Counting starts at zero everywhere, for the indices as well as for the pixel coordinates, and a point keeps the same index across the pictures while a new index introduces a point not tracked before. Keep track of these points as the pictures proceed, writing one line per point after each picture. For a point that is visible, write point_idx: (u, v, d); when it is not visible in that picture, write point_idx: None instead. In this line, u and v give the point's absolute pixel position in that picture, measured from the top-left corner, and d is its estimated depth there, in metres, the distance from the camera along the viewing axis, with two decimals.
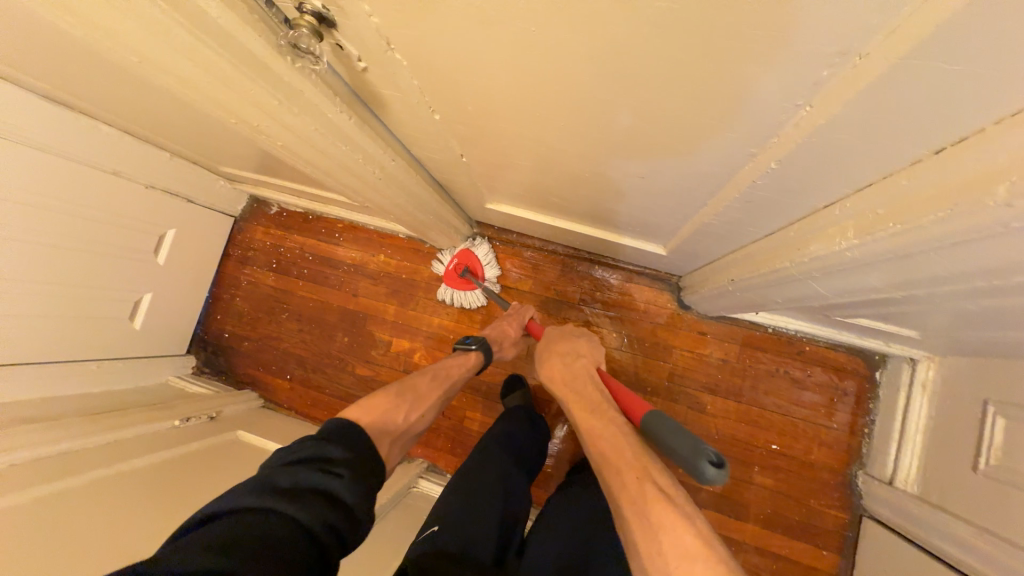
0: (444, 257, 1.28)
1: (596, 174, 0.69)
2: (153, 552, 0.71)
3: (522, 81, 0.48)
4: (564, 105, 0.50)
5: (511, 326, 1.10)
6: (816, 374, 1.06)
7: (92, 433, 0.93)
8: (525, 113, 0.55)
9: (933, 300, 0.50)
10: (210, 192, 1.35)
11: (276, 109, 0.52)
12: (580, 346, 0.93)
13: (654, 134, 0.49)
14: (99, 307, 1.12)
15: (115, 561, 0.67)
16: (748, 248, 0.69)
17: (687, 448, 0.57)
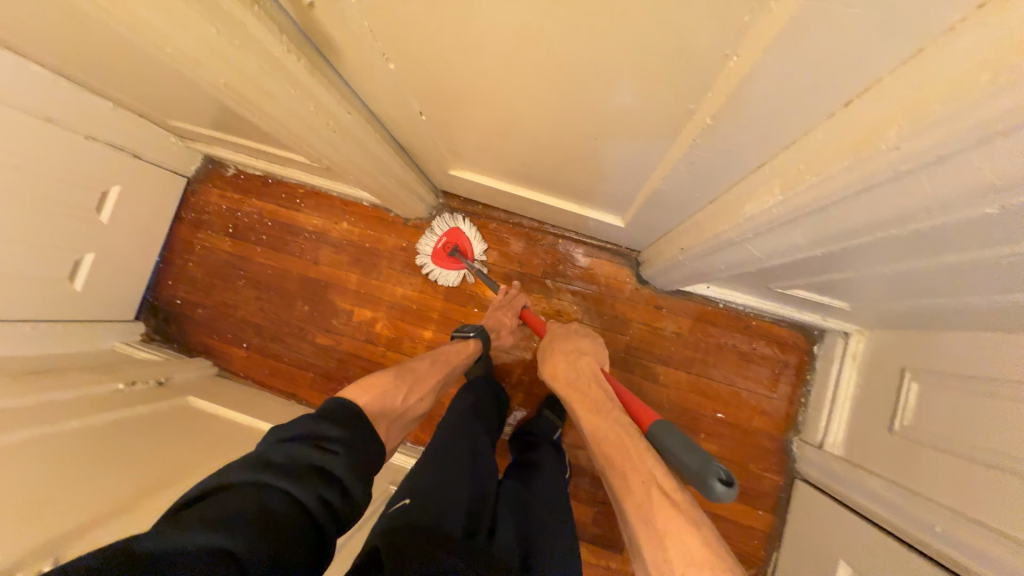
0: (433, 233, 1.24)
1: (553, 138, 0.69)
2: (122, 497, 0.70)
3: (474, 29, 0.47)
4: (515, 58, 0.50)
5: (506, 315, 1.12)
6: (761, 347, 1.13)
7: (27, 392, 0.88)
8: (480, 68, 0.55)
9: (854, 259, 0.54)
10: (160, 149, 1.28)
11: (218, 42, 0.50)
12: (585, 345, 0.94)
13: (602, 91, 0.51)
14: (36, 265, 1.05)
15: (70, 506, 0.65)
16: (697, 217, 0.72)
17: (695, 463, 0.61)
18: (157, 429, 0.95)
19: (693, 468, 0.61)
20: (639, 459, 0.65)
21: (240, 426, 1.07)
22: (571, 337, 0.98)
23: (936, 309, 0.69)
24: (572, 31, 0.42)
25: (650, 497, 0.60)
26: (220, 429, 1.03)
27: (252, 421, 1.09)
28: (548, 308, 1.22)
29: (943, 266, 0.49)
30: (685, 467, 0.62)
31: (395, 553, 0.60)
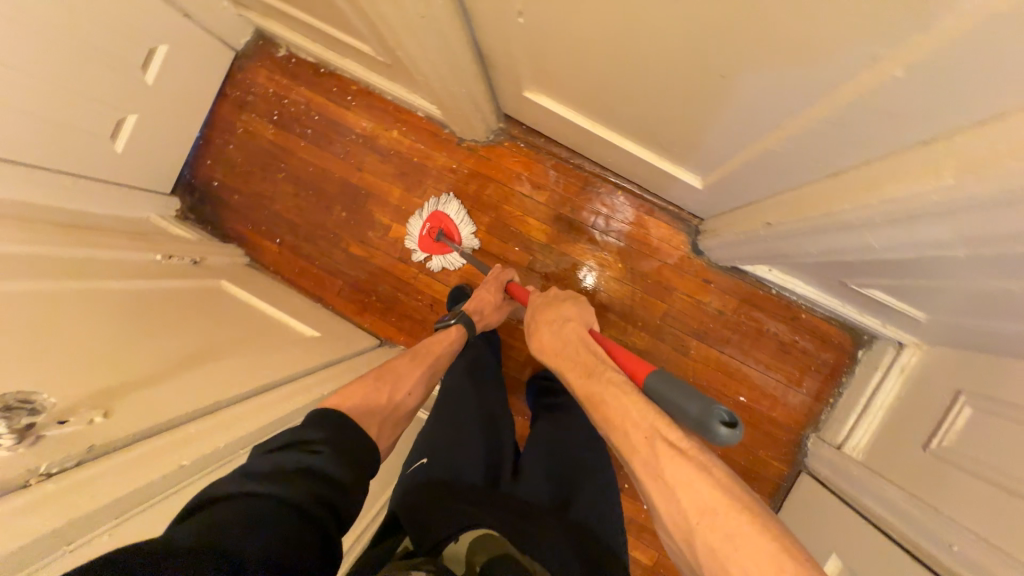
0: (415, 226, 1.23)
1: (671, 70, 0.61)
2: (156, 368, 0.70)
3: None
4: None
5: (489, 294, 1.08)
6: (803, 342, 1.09)
7: (68, 245, 0.87)
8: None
9: (989, 269, 0.48)
10: (210, 12, 1.18)
11: None
12: (568, 312, 0.87)
13: (772, 16, 0.42)
14: (75, 117, 1.00)
15: (111, 367, 0.65)
16: (803, 191, 0.64)
17: (697, 410, 0.58)
18: (183, 306, 0.93)
19: (693, 416, 0.58)
20: (641, 415, 0.60)
21: (271, 319, 1.08)
22: (554, 305, 0.92)
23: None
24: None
25: (654, 449, 0.55)
26: (253, 317, 1.03)
27: (282, 317, 1.10)
28: (592, 261, 1.17)
29: None
30: (685, 415, 0.59)
31: (427, 510, 0.73)
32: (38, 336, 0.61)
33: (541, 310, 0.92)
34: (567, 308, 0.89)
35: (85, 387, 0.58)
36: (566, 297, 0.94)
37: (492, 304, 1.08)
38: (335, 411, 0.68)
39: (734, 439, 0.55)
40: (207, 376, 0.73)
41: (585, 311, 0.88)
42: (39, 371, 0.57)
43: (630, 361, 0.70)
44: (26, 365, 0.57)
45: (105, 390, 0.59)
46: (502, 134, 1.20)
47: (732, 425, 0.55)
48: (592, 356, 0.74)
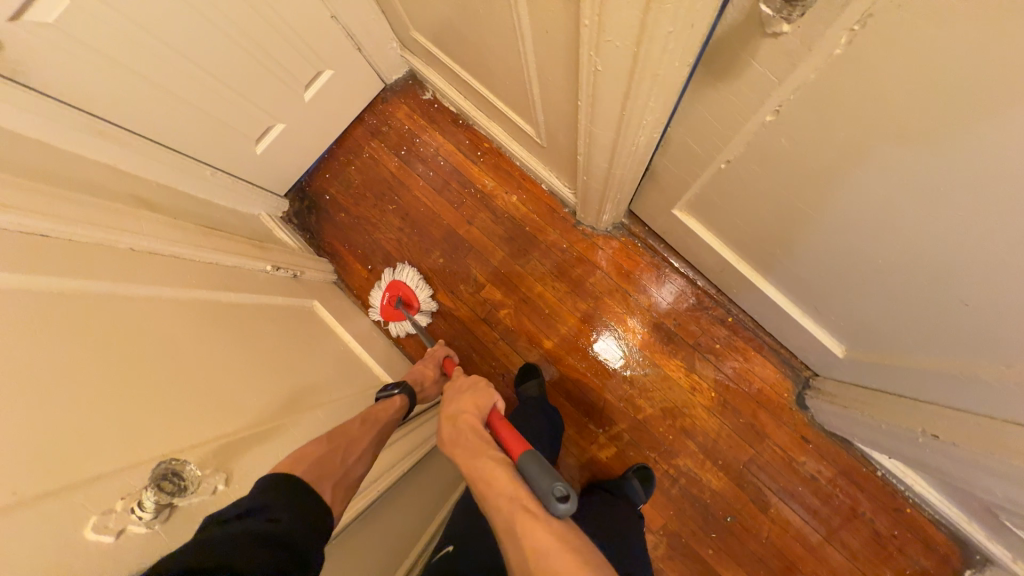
0: (373, 297, 1.27)
1: (892, 266, 0.57)
2: (262, 404, 0.67)
3: (994, 157, 0.36)
4: (1010, 212, 0.39)
5: (427, 367, 1.03)
6: (902, 539, 0.98)
7: (201, 245, 0.88)
8: (915, 172, 0.43)
9: None
10: (379, 49, 1.24)
11: (646, 40, 0.42)
12: (464, 402, 0.76)
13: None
14: (233, 117, 1.04)
15: (229, 399, 0.62)
16: (1008, 430, 0.58)
17: (542, 484, 0.57)
18: (278, 325, 0.91)
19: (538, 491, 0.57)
20: None
21: (352, 354, 1.06)
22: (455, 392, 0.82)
23: None
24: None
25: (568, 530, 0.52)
26: (338, 350, 1.01)
27: (361, 354, 1.08)
28: (684, 380, 1.12)
29: None
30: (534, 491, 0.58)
31: None
32: (165, 359, 0.59)
33: (443, 404, 0.80)
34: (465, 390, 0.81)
35: (205, 431, 0.54)
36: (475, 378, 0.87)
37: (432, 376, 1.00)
38: (283, 471, 0.53)
39: (569, 509, 0.54)
40: (305, 431, 0.69)
41: (480, 393, 0.76)
42: (178, 394, 0.56)
43: (510, 439, 0.67)
44: (167, 387, 0.55)
45: (223, 436, 0.56)
46: (621, 228, 1.19)
47: (565, 498, 0.55)
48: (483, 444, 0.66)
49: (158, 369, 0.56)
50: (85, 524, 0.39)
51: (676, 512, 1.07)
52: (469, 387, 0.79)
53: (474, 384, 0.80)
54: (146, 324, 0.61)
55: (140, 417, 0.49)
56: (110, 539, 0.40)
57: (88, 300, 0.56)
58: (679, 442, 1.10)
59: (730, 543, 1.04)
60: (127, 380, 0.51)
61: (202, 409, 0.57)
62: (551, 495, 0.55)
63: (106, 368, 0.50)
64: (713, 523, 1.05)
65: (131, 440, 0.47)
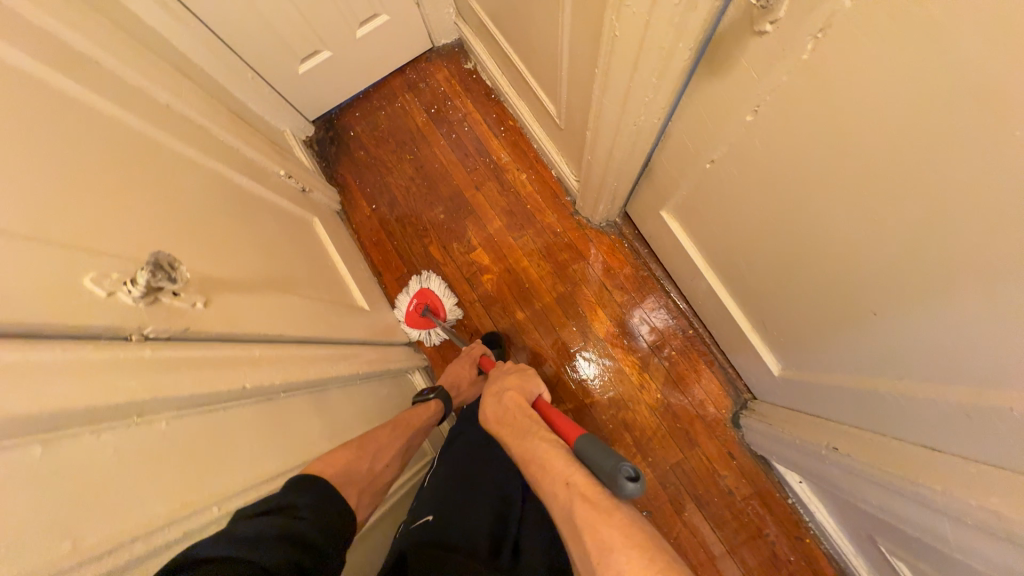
0: (400, 304, 1.28)
1: (824, 278, 0.65)
2: (247, 270, 0.72)
3: (904, 169, 0.44)
4: (912, 223, 0.47)
5: (463, 370, 1.10)
6: (796, 567, 1.04)
7: (227, 129, 0.94)
8: (850, 183, 0.51)
9: None
10: (436, 12, 1.33)
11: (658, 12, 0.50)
12: (510, 383, 0.83)
13: (962, 310, 0.46)
14: (286, 29, 1.11)
15: (221, 252, 0.68)
16: (891, 445, 0.65)
17: (606, 465, 0.55)
18: (278, 222, 0.96)
19: (604, 471, 0.54)
20: None
21: (337, 273, 1.11)
22: (502, 376, 0.87)
23: None
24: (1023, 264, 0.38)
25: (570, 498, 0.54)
26: (325, 264, 1.07)
27: (346, 276, 1.13)
28: (636, 377, 1.19)
29: None
30: (598, 473, 0.55)
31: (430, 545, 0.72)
32: (174, 197, 0.64)
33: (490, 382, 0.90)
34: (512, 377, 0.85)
35: (194, 262, 0.60)
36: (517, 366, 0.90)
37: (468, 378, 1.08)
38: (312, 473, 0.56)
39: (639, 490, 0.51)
40: (281, 307, 0.74)
41: (526, 379, 0.83)
42: (180, 226, 0.61)
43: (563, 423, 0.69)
44: (173, 217, 0.61)
45: (208, 274, 0.61)
46: (613, 227, 1.27)
47: (636, 478, 0.52)
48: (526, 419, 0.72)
49: (167, 201, 0.62)
50: (84, 275, 0.43)
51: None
52: (514, 371, 0.88)
53: (518, 370, 0.88)
54: (163, 165, 0.66)
55: (144, 225, 0.55)
56: (102, 294, 0.44)
57: (121, 127, 0.62)
58: (617, 433, 1.16)
59: None
60: (140, 196, 0.57)
61: (197, 247, 0.62)
62: (620, 475, 0.52)
63: (124, 179, 0.56)
64: None
65: (132, 238, 0.52)
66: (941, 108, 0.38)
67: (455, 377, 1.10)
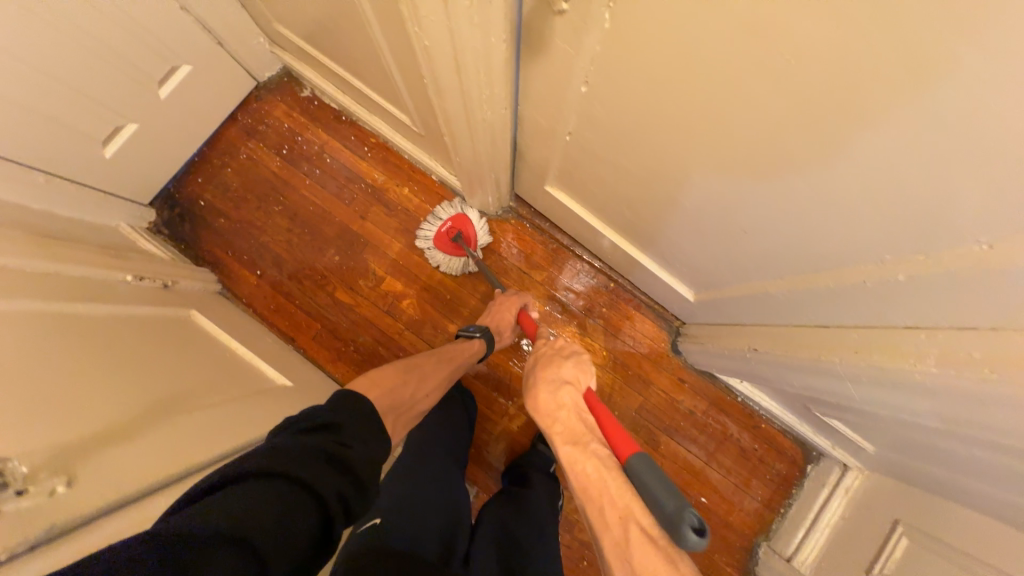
0: (435, 220, 1.22)
1: (696, 210, 0.69)
2: (123, 414, 0.62)
3: (729, 106, 0.47)
4: (749, 147, 0.51)
5: (506, 312, 1.08)
6: (761, 451, 1.17)
7: (33, 254, 0.78)
8: (693, 127, 0.54)
9: (933, 431, 0.60)
10: (244, 44, 1.19)
11: (462, 26, 0.47)
12: (568, 372, 0.77)
13: (808, 208, 0.52)
14: (71, 117, 0.93)
15: (82, 407, 0.58)
16: (793, 332, 0.74)
17: (670, 507, 0.56)
18: (144, 334, 0.83)
19: (665, 515, 0.55)
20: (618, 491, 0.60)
21: (242, 361, 1.00)
22: (556, 359, 0.80)
23: (948, 485, 0.75)
24: (843, 163, 0.44)
25: (628, 533, 0.56)
26: (224, 358, 0.96)
27: (253, 360, 1.02)
28: (579, 344, 1.22)
29: (1014, 474, 0.54)
30: (659, 509, 0.56)
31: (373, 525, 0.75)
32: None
33: (544, 359, 0.81)
34: (569, 365, 0.78)
35: (34, 436, 0.49)
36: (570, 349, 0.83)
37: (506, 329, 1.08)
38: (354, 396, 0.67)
39: (695, 549, 0.53)
40: (177, 435, 0.65)
41: (585, 369, 0.77)
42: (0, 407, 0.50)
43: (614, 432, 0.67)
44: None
45: (61, 441, 0.51)
46: (510, 211, 1.27)
47: (699, 536, 0.54)
48: (582, 426, 0.69)
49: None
50: None
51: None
52: (570, 355, 0.81)
53: (576, 354, 0.81)
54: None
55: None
56: None
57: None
58: None
59: None
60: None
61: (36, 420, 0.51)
62: (685, 525, 0.54)
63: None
64: None
65: None
66: (742, 48, 0.40)
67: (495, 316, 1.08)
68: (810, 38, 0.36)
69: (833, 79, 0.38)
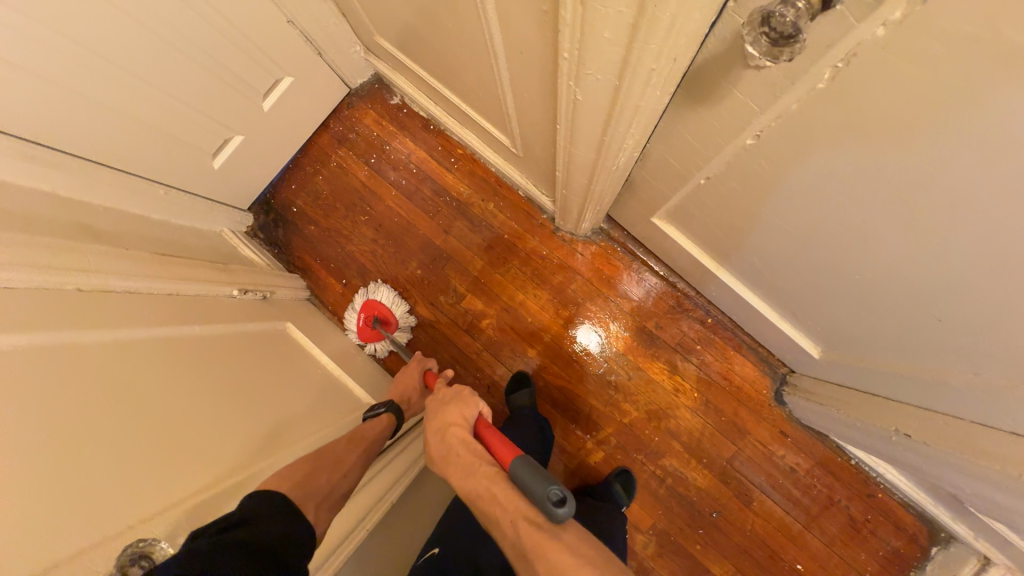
0: (349, 316, 1.23)
1: (870, 280, 0.58)
2: (222, 465, 0.63)
3: (984, 196, 0.36)
4: (994, 242, 0.39)
5: (411, 379, 1.03)
6: (874, 524, 1.03)
7: (157, 275, 0.82)
8: (909, 204, 0.43)
9: None
10: (343, 55, 1.18)
11: (628, 89, 0.40)
12: (450, 417, 0.73)
13: None
14: (185, 132, 0.97)
15: (185, 460, 0.59)
16: (974, 431, 0.62)
17: (536, 491, 0.56)
18: (250, 354, 0.86)
19: (533, 497, 0.56)
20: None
21: (330, 378, 1.01)
22: (440, 408, 0.76)
23: None
24: None
25: None
26: (315, 375, 0.97)
27: (341, 377, 1.04)
28: (667, 381, 1.13)
29: None
30: (531, 494, 0.57)
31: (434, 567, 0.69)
32: (110, 422, 0.54)
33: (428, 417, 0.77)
34: (450, 409, 0.74)
35: (129, 513, 0.50)
36: (453, 397, 0.76)
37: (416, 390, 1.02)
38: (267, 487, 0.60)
39: (563, 516, 0.54)
40: None
41: (465, 403, 0.73)
42: (116, 471, 0.52)
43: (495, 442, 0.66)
44: (103, 459, 0.51)
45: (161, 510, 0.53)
46: (600, 233, 1.19)
47: (564, 503, 0.55)
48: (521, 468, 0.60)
49: (102, 438, 0.52)
50: None
51: (665, 510, 1.09)
52: (453, 396, 0.76)
53: (456, 397, 0.76)
54: (92, 381, 0.56)
55: (53, 514, 0.45)
56: None
57: (8, 359, 0.50)
58: (665, 445, 1.11)
59: (717, 538, 1.08)
60: (42, 466, 0.46)
61: (143, 485, 0.53)
62: (548, 501, 0.55)
63: (28, 450, 0.45)
64: (699, 520, 1.08)
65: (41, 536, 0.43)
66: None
67: (403, 390, 1.01)
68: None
69: None
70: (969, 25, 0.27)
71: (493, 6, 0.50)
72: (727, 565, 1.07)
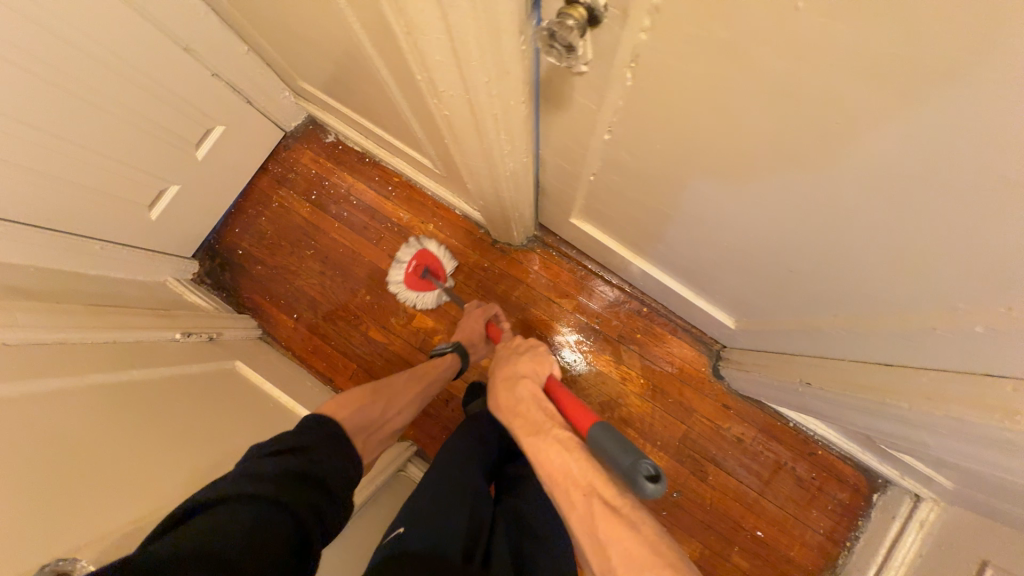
0: (401, 257, 1.23)
1: (737, 247, 0.66)
2: (161, 497, 0.63)
3: (772, 155, 0.44)
4: (796, 193, 0.48)
5: (476, 321, 1.06)
6: (818, 480, 1.10)
7: (90, 325, 0.83)
8: (731, 173, 0.51)
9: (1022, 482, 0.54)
10: (272, 101, 1.24)
11: (482, 101, 0.47)
12: (524, 368, 0.77)
13: (860, 250, 0.49)
14: (119, 188, 1.00)
15: (121, 494, 0.60)
16: (849, 368, 0.70)
17: (622, 462, 0.53)
18: (194, 391, 0.87)
19: (620, 468, 0.53)
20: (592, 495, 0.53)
21: (283, 409, 1.02)
22: (517, 357, 0.82)
23: None
24: (904, 212, 0.40)
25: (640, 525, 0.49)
26: (265, 407, 0.98)
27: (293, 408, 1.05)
28: (614, 372, 1.19)
29: None
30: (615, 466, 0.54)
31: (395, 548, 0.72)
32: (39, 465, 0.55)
33: (499, 368, 0.82)
34: (525, 361, 0.79)
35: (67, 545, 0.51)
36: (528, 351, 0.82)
37: (478, 333, 1.06)
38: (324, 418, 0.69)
39: (653, 492, 0.50)
40: None
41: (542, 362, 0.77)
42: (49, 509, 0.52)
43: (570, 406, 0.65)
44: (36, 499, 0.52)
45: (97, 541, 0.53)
46: (535, 241, 1.26)
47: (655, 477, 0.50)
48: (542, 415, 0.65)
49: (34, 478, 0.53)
50: None
51: None
52: (526, 352, 0.82)
53: (530, 352, 0.82)
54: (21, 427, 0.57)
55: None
56: None
57: None
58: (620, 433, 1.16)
59: (679, 517, 1.11)
60: None
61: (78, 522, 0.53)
62: (638, 474, 0.51)
63: None
64: (660, 501, 1.12)
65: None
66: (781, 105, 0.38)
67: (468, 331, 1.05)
68: (871, 105, 0.33)
69: (876, 123, 0.34)
70: (699, 25, 0.35)
71: (374, 46, 0.57)
72: (693, 542, 1.10)
